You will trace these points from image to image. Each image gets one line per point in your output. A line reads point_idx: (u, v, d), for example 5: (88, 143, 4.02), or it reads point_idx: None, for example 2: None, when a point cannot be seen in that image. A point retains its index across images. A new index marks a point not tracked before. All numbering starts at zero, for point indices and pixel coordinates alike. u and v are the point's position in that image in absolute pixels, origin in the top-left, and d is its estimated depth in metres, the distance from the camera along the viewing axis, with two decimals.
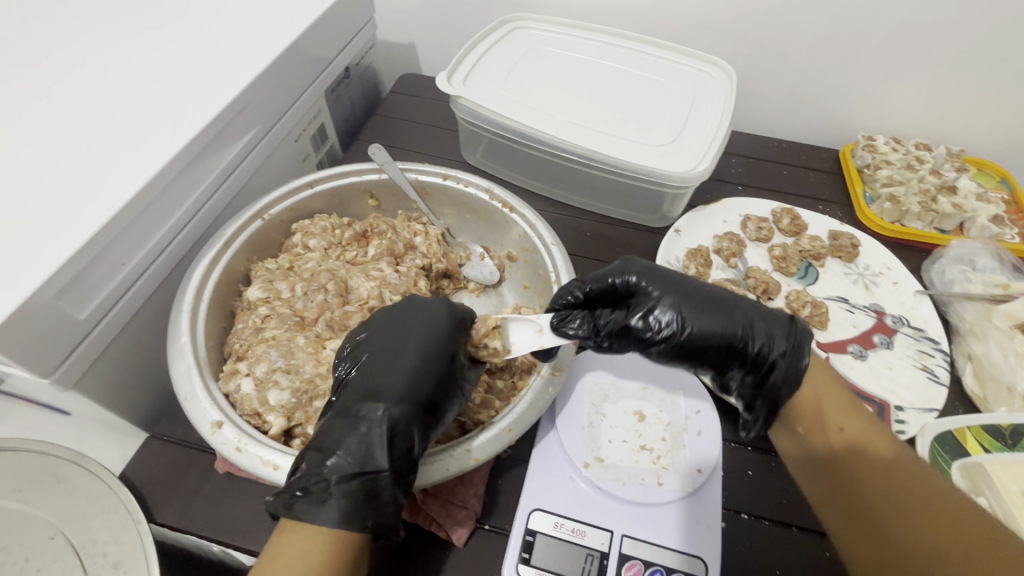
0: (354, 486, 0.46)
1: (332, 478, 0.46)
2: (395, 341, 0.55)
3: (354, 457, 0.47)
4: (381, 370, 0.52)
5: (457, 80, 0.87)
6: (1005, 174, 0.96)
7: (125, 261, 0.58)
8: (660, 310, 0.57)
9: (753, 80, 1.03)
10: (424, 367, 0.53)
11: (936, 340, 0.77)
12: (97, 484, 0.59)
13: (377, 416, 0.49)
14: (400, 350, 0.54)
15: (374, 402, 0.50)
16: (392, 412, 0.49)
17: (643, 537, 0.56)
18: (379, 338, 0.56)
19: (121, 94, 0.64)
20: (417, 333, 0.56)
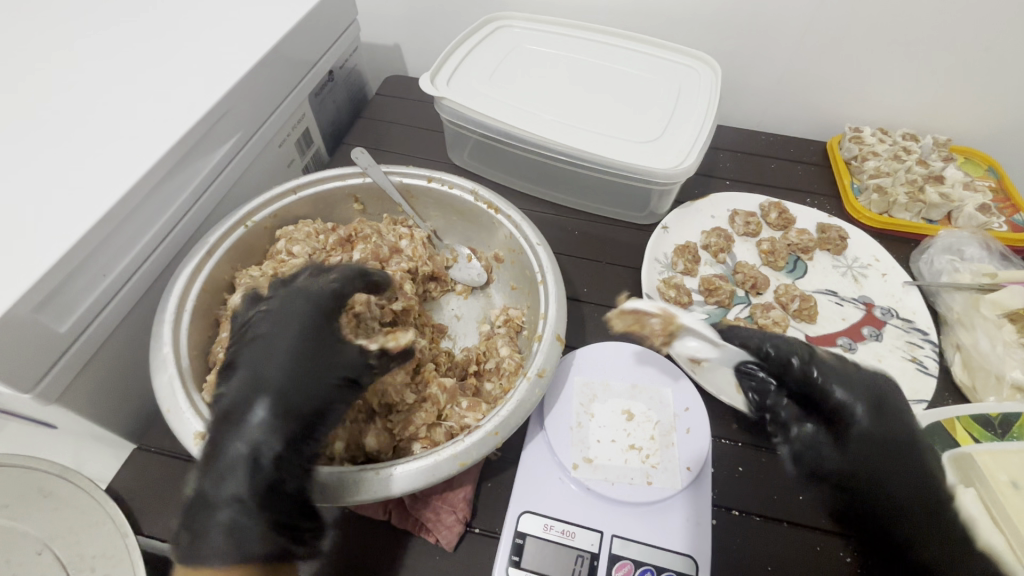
0: (225, 517, 0.45)
1: (213, 497, 0.46)
2: (260, 348, 0.53)
3: (229, 485, 0.46)
4: (254, 382, 0.51)
5: (441, 81, 0.86)
6: (992, 162, 0.96)
7: (106, 272, 0.58)
8: (860, 449, 0.53)
9: (739, 75, 1.03)
10: (289, 373, 0.51)
11: (925, 331, 0.77)
12: (83, 499, 0.58)
13: (250, 441, 0.48)
14: (266, 356, 0.52)
15: (243, 423, 0.48)
16: (261, 429, 0.48)
17: (633, 537, 0.56)
18: (252, 344, 0.53)
19: (98, 102, 0.63)
20: (280, 336, 0.53)
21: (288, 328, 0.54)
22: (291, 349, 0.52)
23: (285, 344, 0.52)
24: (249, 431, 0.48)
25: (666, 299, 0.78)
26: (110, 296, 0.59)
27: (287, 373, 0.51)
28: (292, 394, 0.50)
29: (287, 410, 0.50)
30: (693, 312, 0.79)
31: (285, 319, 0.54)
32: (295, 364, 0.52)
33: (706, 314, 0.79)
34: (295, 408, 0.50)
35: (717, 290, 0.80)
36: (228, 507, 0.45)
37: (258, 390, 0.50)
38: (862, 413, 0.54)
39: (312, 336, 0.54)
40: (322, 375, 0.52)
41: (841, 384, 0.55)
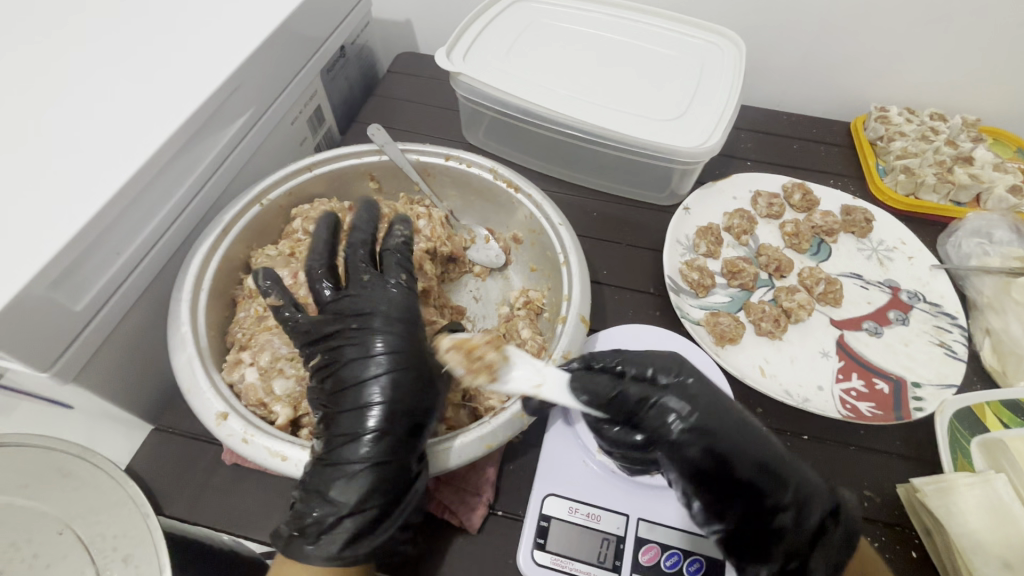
0: (352, 519, 0.47)
1: (323, 522, 0.47)
2: (358, 363, 0.50)
3: (348, 499, 0.47)
4: (357, 400, 0.49)
5: (457, 56, 0.84)
6: (1022, 143, 0.94)
7: (120, 250, 0.56)
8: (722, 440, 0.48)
9: (763, 51, 0.99)
10: (398, 391, 0.49)
11: (954, 315, 0.75)
12: (104, 479, 0.58)
13: (358, 457, 0.48)
14: (370, 371, 0.50)
15: (356, 438, 0.48)
16: (375, 443, 0.48)
17: (660, 520, 0.56)
18: (355, 357, 0.51)
19: (110, 75, 0.62)
20: (364, 355, 0.51)
21: (393, 346, 0.51)
22: (389, 365, 0.50)
23: (394, 357, 0.50)
24: (359, 447, 0.48)
25: (688, 282, 0.76)
26: (126, 275, 0.58)
27: (390, 390, 0.49)
28: (385, 411, 0.48)
29: (399, 424, 0.49)
30: (715, 295, 0.78)
31: (384, 341, 0.51)
32: (408, 378, 0.50)
33: (729, 296, 0.78)
34: (405, 419, 0.49)
35: (740, 272, 0.78)
36: (352, 513, 0.47)
37: (365, 404, 0.49)
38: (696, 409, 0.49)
39: (411, 351, 0.51)
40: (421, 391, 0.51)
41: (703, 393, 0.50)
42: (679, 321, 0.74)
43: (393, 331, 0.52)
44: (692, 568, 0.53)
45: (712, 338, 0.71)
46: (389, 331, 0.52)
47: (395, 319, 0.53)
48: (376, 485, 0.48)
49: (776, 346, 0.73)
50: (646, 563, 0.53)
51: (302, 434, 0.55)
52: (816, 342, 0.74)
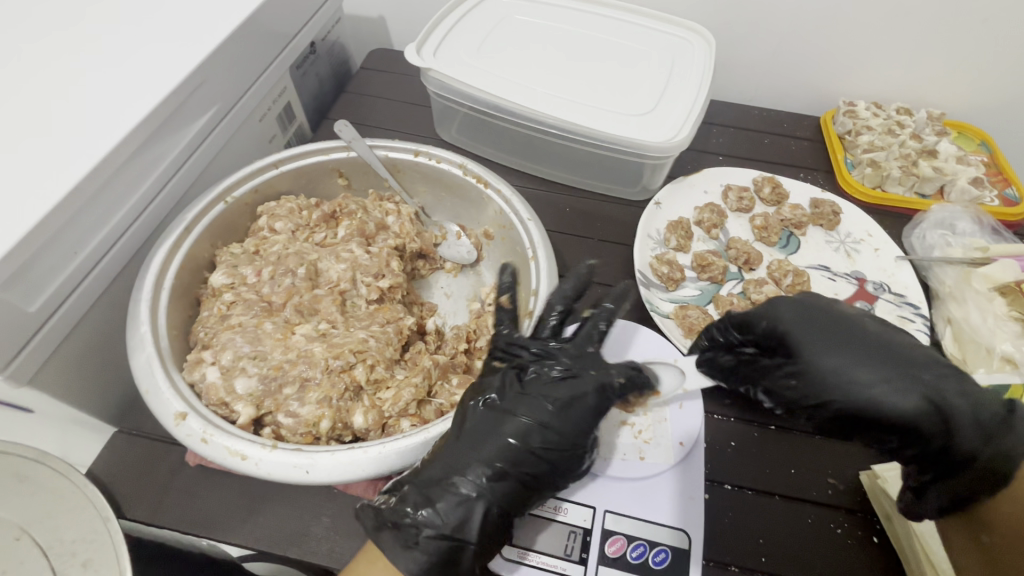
0: (444, 545, 0.50)
1: (423, 532, 0.50)
2: (535, 410, 0.54)
3: (450, 520, 0.50)
4: (507, 444, 0.52)
5: (427, 52, 0.83)
6: (985, 137, 0.96)
7: (77, 248, 0.55)
8: (815, 359, 0.51)
9: (734, 46, 1.00)
10: (558, 445, 0.53)
11: (917, 305, 0.76)
12: (63, 483, 0.56)
13: (489, 493, 0.51)
14: (546, 425, 0.53)
15: (494, 478, 0.51)
16: (514, 485, 0.52)
17: (626, 512, 0.56)
18: (523, 404, 0.54)
19: (68, 70, 0.60)
20: (549, 406, 0.54)
21: (586, 405, 0.54)
22: (566, 423, 0.53)
23: (580, 418, 0.54)
24: (500, 485, 0.51)
25: (659, 275, 0.77)
26: (83, 273, 0.57)
27: (552, 445, 0.53)
28: (540, 465, 0.52)
29: (544, 476, 0.53)
30: (685, 289, 0.78)
31: (579, 395, 0.54)
32: (580, 437, 0.54)
33: (699, 290, 0.78)
34: (541, 469, 0.53)
35: (710, 266, 0.78)
36: (442, 539, 0.50)
37: (516, 450, 0.52)
38: (788, 329, 0.53)
39: (597, 411, 0.55)
40: (480, 442, 0.52)
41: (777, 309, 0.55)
42: (649, 314, 0.75)
43: (597, 390, 0.55)
44: (657, 558, 0.53)
45: (681, 331, 0.72)
46: (588, 389, 0.55)
47: (599, 383, 0.55)
48: (503, 522, 0.51)
49: None
50: (612, 554, 0.54)
51: (265, 432, 0.54)
52: None
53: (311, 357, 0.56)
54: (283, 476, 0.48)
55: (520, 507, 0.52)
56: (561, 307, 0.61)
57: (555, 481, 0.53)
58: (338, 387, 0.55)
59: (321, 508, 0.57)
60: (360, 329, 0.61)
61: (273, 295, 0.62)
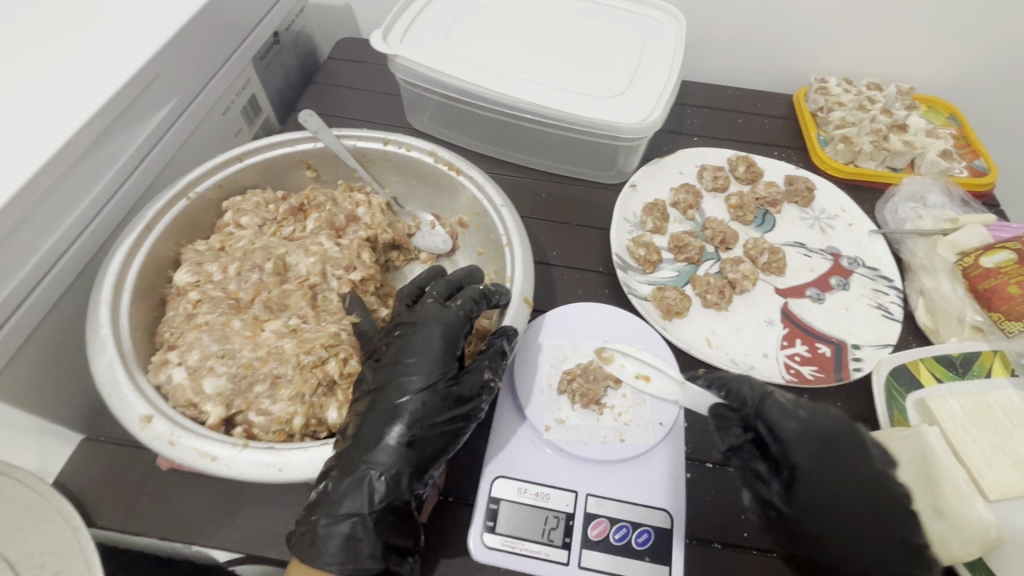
0: (345, 528, 0.47)
1: (321, 523, 0.47)
2: (404, 368, 0.52)
3: (353, 502, 0.47)
4: (385, 412, 0.50)
5: (394, 38, 0.81)
6: (954, 110, 0.97)
7: (31, 251, 0.53)
8: (817, 487, 0.51)
9: (705, 26, 0.99)
10: (424, 396, 0.51)
11: (890, 278, 0.77)
12: (29, 494, 0.55)
13: (374, 463, 0.48)
14: (408, 382, 0.51)
15: (377, 446, 0.49)
16: (397, 447, 0.49)
17: (608, 495, 0.56)
18: (388, 368, 0.53)
19: (13, 64, 0.57)
20: (405, 361, 0.52)
21: (435, 351, 0.53)
22: (424, 371, 0.52)
23: (433, 363, 0.52)
24: (382, 453, 0.48)
25: (636, 258, 0.77)
26: (39, 276, 0.54)
27: (422, 396, 0.50)
28: (413, 421, 0.50)
29: (422, 429, 0.50)
30: (663, 270, 0.78)
31: (427, 342, 0.53)
32: (441, 378, 0.52)
33: (676, 271, 0.78)
34: (430, 419, 0.50)
35: (686, 246, 0.79)
36: (342, 524, 0.47)
37: (392, 417, 0.50)
38: (808, 461, 0.52)
39: (451, 350, 0.54)
40: (374, 416, 0.50)
41: (792, 426, 0.53)
42: (627, 297, 0.75)
43: (442, 333, 0.54)
44: (640, 539, 0.53)
45: (659, 313, 0.72)
46: (433, 335, 0.54)
47: (442, 323, 0.55)
48: (396, 490, 0.48)
49: (722, 317, 0.74)
50: (595, 537, 0.54)
51: (236, 432, 0.53)
52: (761, 310, 0.75)
53: (282, 354, 0.55)
54: (256, 476, 0.46)
55: (410, 467, 0.49)
56: (451, 279, 0.61)
57: (432, 431, 0.50)
58: (311, 383, 0.53)
59: (301, 505, 0.56)
60: (332, 323, 0.60)
61: (240, 291, 0.61)
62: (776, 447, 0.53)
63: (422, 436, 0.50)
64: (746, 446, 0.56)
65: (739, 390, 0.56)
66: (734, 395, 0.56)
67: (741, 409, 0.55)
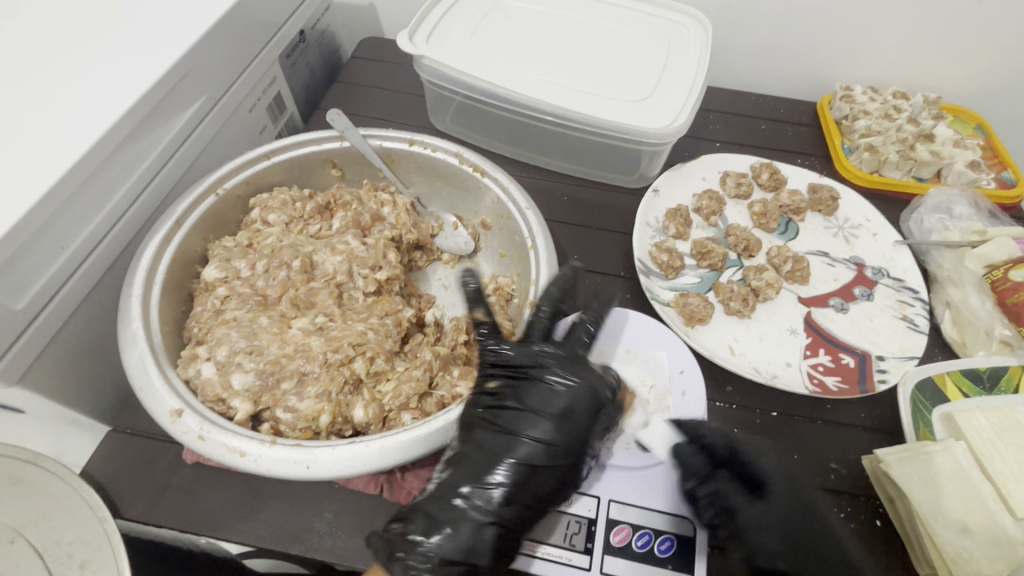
0: (473, 518, 0.50)
1: (454, 513, 0.51)
2: (548, 376, 0.56)
3: (483, 496, 0.51)
4: (532, 416, 0.55)
5: (420, 39, 0.81)
6: (981, 120, 0.95)
7: (65, 243, 0.54)
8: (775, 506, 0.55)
9: (730, 31, 0.99)
10: (551, 460, 0.53)
11: (916, 289, 0.76)
12: (58, 484, 0.55)
13: (489, 512, 0.51)
14: (557, 390, 0.55)
15: (518, 445, 0.53)
16: (536, 449, 0.53)
17: (631, 501, 0.56)
18: (518, 415, 0.55)
19: (40, 63, 0.58)
20: (542, 416, 0.54)
21: (587, 369, 0.57)
22: (563, 432, 0.54)
23: (588, 379, 0.56)
24: (520, 452, 0.53)
25: (658, 264, 0.77)
26: (72, 269, 0.55)
27: (565, 406, 0.54)
28: (533, 478, 0.52)
29: (564, 437, 0.54)
30: (685, 277, 0.78)
31: (576, 360, 0.58)
32: (578, 442, 0.54)
33: (698, 277, 0.78)
34: (570, 429, 0.54)
35: (710, 253, 0.78)
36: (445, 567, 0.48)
37: (535, 420, 0.54)
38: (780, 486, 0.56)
39: (595, 416, 0.55)
40: (516, 418, 0.55)
41: (768, 461, 0.57)
42: (648, 303, 0.75)
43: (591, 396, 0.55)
44: (662, 547, 0.53)
45: (682, 319, 0.72)
46: (585, 400, 0.55)
47: (591, 385, 0.56)
48: (524, 489, 0.52)
49: (745, 325, 0.73)
50: (618, 544, 0.54)
51: (263, 428, 0.54)
52: (784, 319, 0.74)
53: (309, 351, 0.55)
54: (283, 473, 0.47)
55: (520, 525, 0.52)
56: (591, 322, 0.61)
57: (554, 494, 0.53)
58: (338, 381, 0.54)
59: (325, 503, 0.56)
60: (358, 322, 0.60)
61: (268, 288, 0.61)
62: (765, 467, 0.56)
63: (541, 492, 0.52)
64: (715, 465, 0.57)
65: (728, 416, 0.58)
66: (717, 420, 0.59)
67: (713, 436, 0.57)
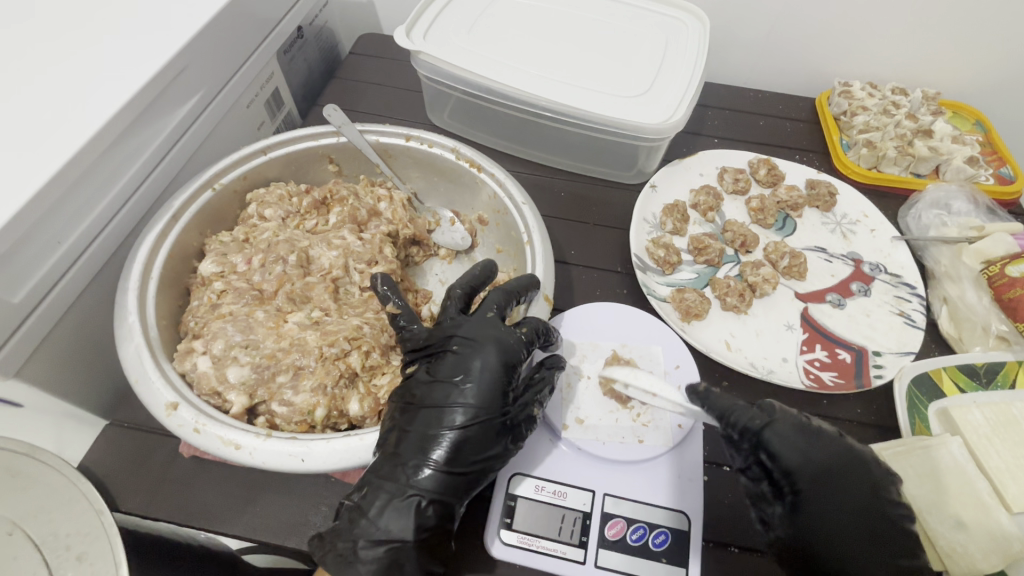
0: (410, 499, 0.49)
1: (395, 492, 0.49)
2: (466, 353, 0.53)
3: (423, 475, 0.49)
4: (442, 394, 0.52)
5: (417, 35, 0.81)
6: (980, 116, 0.95)
7: (61, 238, 0.54)
8: (824, 509, 0.51)
9: (727, 28, 0.99)
10: (490, 430, 0.51)
11: (913, 285, 0.76)
12: (55, 477, 0.55)
13: (419, 486, 0.49)
14: (468, 367, 0.53)
15: (442, 423, 0.51)
16: (471, 426, 0.50)
17: (626, 495, 0.56)
18: (436, 392, 0.52)
19: (32, 60, 0.57)
20: (462, 384, 0.52)
21: (493, 343, 0.54)
22: (479, 398, 0.51)
23: (494, 355, 0.53)
24: (453, 427, 0.50)
25: (655, 259, 0.77)
26: (67, 264, 0.55)
27: (483, 382, 0.52)
28: (480, 452, 0.51)
29: (481, 415, 0.51)
30: (682, 272, 0.78)
31: (483, 335, 0.54)
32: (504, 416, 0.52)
33: (695, 272, 0.78)
34: (493, 405, 0.52)
35: (706, 248, 0.78)
36: (381, 545, 0.48)
37: (449, 398, 0.52)
38: (813, 487, 0.51)
39: (507, 379, 0.53)
40: (440, 395, 0.52)
41: (794, 455, 0.52)
42: (645, 298, 0.75)
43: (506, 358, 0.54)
44: (657, 540, 0.53)
45: (678, 315, 0.72)
46: (498, 379, 0.52)
47: (501, 342, 0.54)
48: (468, 465, 0.50)
49: (741, 321, 0.73)
50: (612, 537, 0.54)
51: (258, 422, 0.54)
52: (781, 315, 0.74)
53: (304, 345, 0.55)
54: (278, 465, 0.47)
55: (451, 493, 0.50)
56: (508, 289, 0.58)
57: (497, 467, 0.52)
58: (333, 374, 0.54)
59: (319, 497, 0.57)
60: (354, 316, 0.60)
61: (264, 283, 0.61)
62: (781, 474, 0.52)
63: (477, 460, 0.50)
64: (754, 468, 0.53)
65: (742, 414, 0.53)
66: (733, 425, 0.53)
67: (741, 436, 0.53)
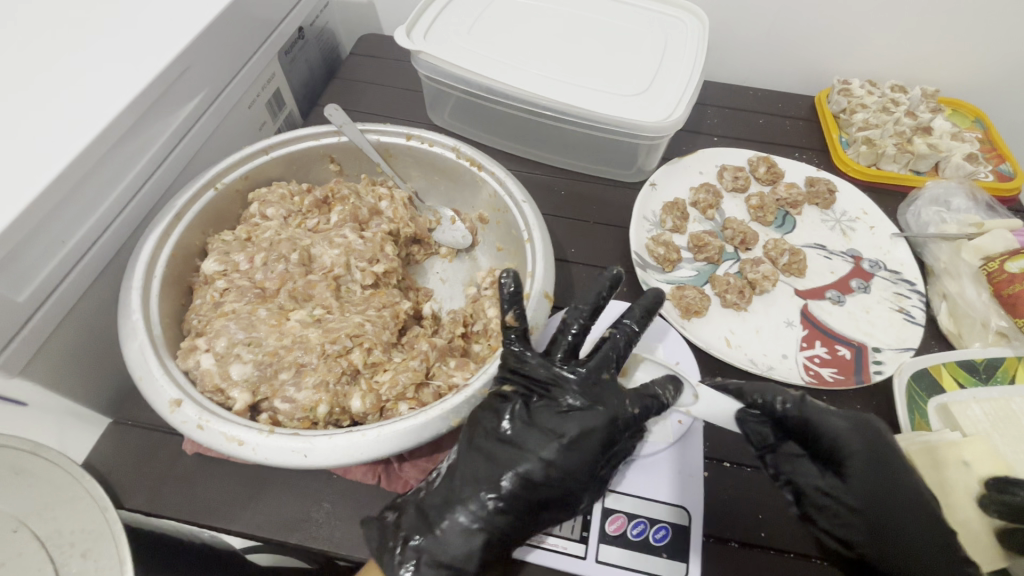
0: (478, 530, 0.49)
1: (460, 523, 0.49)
2: (567, 389, 0.54)
3: (494, 509, 0.50)
4: (541, 428, 0.52)
5: (417, 35, 0.82)
6: (980, 113, 0.95)
7: (65, 238, 0.54)
8: (870, 484, 0.49)
9: (727, 27, 0.99)
10: (567, 473, 0.51)
11: (913, 282, 0.76)
12: (60, 475, 0.56)
13: (488, 520, 0.49)
14: (565, 402, 0.53)
15: (532, 459, 0.51)
16: (558, 465, 0.51)
17: (625, 490, 0.57)
18: (527, 428, 0.53)
19: (32, 62, 0.58)
20: (564, 419, 0.53)
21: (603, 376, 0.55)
22: (572, 437, 0.52)
23: (603, 392, 0.54)
24: (543, 464, 0.51)
25: (655, 257, 0.77)
26: (71, 264, 0.56)
27: (587, 419, 0.53)
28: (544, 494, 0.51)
29: (570, 457, 0.52)
30: (682, 270, 0.78)
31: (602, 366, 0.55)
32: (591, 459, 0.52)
33: (695, 270, 0.78)
34: (585, 447, 0.52)
35: (706, 246, 0.78)
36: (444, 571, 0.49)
37: (548, 434, 0.52)
38: (856, 460, 0.50)
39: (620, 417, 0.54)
40: (534, 429, 0.53)
41: (834, 426, 0.51)
42: (645, 295, 0.75)
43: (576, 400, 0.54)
44: (657, 535, 0.54)
45: (678, 312, 0.72)
46: (603, 418, 0.53)
47: (606, 388, 0.55)
48: (540, 506, 0.51)
49: (741, 318, 0.74)
50: (613, 532, 0.54)
51: (261, 418, 0.54)
52: (780, 312, 0.74)
53: (307, 343, 0.56)
54: (281, 461, 0.48)
55: (513, 537, 0.50)
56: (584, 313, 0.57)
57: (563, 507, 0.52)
58: (335, 371, 0.55)
59: (322, 493, 0.57)
60: (356, 314, 0.61)
61: (266, 281, 0.62)
62: (823, 443, 0.51)
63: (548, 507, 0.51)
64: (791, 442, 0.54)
65: (773, 397, 0.53)
66: (768, 405, 0.53)
67: (778, 413, 0.53)
